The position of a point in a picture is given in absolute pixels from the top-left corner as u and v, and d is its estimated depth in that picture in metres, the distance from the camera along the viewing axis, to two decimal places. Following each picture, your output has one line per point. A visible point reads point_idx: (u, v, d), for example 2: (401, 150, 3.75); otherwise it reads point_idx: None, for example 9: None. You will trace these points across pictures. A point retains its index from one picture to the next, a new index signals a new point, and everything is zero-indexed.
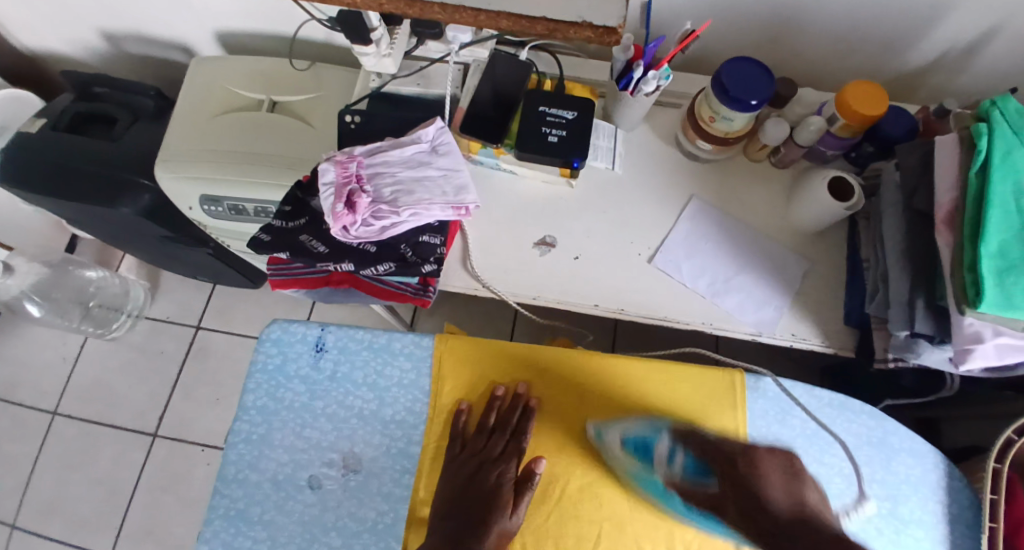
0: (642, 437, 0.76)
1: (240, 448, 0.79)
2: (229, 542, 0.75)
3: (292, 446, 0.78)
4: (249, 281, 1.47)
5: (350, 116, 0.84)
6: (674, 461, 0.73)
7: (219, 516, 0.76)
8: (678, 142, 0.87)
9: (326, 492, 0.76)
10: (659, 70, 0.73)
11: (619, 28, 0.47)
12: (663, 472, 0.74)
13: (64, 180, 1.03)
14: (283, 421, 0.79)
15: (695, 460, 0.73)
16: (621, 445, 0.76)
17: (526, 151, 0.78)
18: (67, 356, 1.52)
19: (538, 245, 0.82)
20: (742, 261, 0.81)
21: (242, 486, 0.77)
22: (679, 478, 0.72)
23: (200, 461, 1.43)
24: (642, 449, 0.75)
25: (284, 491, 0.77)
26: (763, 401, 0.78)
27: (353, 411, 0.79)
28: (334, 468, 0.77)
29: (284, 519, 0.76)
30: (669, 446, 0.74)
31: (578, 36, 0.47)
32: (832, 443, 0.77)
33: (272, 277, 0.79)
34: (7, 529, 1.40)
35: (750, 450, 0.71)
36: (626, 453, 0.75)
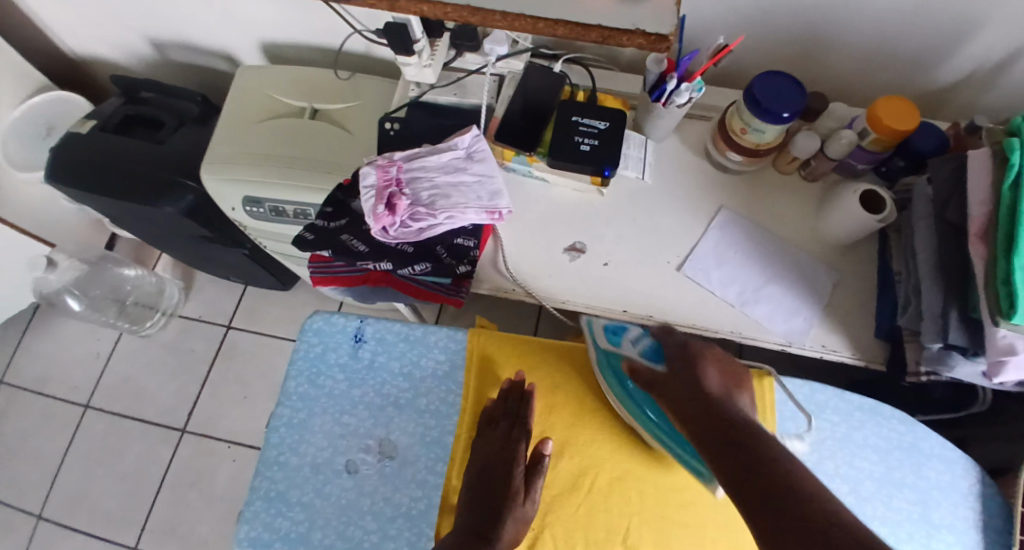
0: (620, 327, 0.82)
1: (282, 432, 0.81)
2: (270, 521, 0.78)
3: (331, 432, 0.81)
4: (279, 282, 1.51)
5: (389, 123, 0.87)
6: (637, 342, 0.80)
7: (260, 497, 0.79)
8: (707, 154, 0.89)
9: (362, 477, 0.79)
10: (692, 82, 0.74)
11: (670, 35, 0.49)
12: (625, 350, 0.80)
13: (111, 180, 1.08)
14: (322, 408, 0.82)
15: (656, 345, 0.78)
16: (601, 331, 0.82)
17: (559, 159, 0.80)
18: (101, 351, 1.57)
19: (568, 251, 0.84)
20: (773, 268, 0.82)
21: (283, 469, 0.80)
22: (636, 358, 0.78)
23: (225, 457, 1.46)
24: (618, 334, 0.81)
25: (323, 475, 0.79)
26: (792, 404, 0.78)
27: (389, 400, 0.82)
28: (370, 454, 0.80)
29: (323, 502, 0.78)
30: (639, 332, 0.80)
31: (631, 42, 0.50)
32: (862, 446, 0.77)
33: (313, 274, 0.84)
34: (34, 519, 1.44)
35: (704, 350, 0.75)
36: (604, 337, 0.82)
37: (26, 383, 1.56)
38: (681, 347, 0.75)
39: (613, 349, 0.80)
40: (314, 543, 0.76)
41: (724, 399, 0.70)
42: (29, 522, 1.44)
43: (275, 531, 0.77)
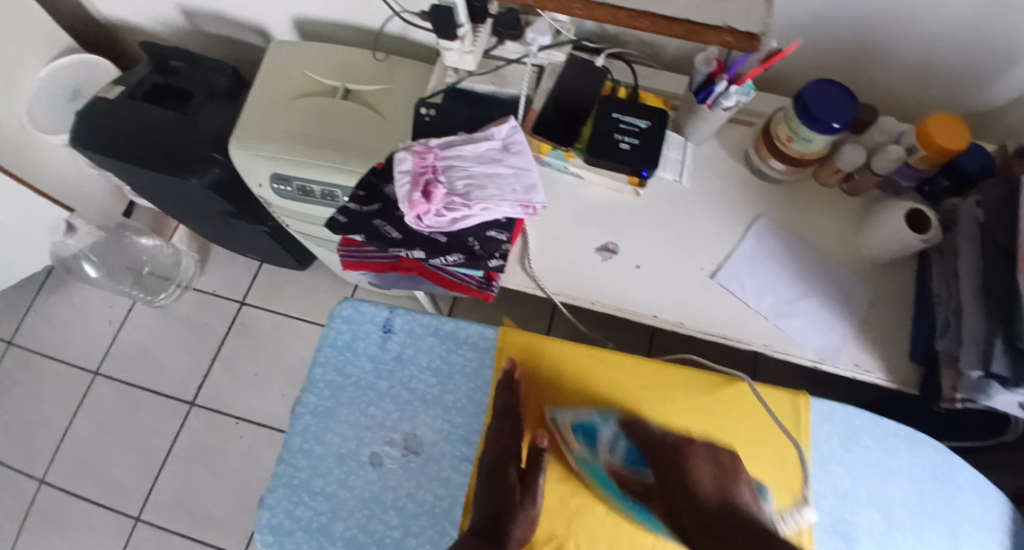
0: (591, 424, 0.79)
1: (307, 420, 0.84)
2: (292, 509, 0.80)
3: (356, 423, 0.83)
4: (296, 262, 1.50)
5: (425, 109, 0.86)
6: (615, 446, 0.78)
7: (283, 484, 0.81)
8: (747, 160, 0.87)
9: (386, 470, 0.81)
10: (741, 86, 0.72)
11: (761, 34, 0.62)
12: (603, 456, 0.78)
13: (138, 148, 1.07)
14: (349, 398, 0.84)
15: (635, 447, 0.77)
16: (571, 430, 0.79)
17: (597, 156, 0.78)
18: (114, 319, 1.57)
19: (600, 251, 0.82)
20: (809, 284, 0.81)
21: (307, 457, 0.82)
22: (618, 465, 0.77)
23: (234, 433, 1.47)
24: (591, 435, 0.78)
25: (347, 466, 0.81)
26: (829, 425, 0.80)
27: (416, 394, 0.84)
28: (395, 448, 0.82)
29: (345, 494, 0.80)
30: (613, 433, 0.78)
31: (716, 37, 0.63)
32: (897, 473, 0.78)
33: (343, 257, 0.83)
34: (37, 483, 1.45)
35: (685, 445, 0.74)
36: (578, 439, 0.79)
37: (37, 347, 1.56)
38: (662, 447, 0.74)
39: (590, 456, 0.78)
40: (335, 535, 0.78)
41: (723, 501, 0.69)
42: (33, 486, 1.44)
43: (296, 519, 0.79)
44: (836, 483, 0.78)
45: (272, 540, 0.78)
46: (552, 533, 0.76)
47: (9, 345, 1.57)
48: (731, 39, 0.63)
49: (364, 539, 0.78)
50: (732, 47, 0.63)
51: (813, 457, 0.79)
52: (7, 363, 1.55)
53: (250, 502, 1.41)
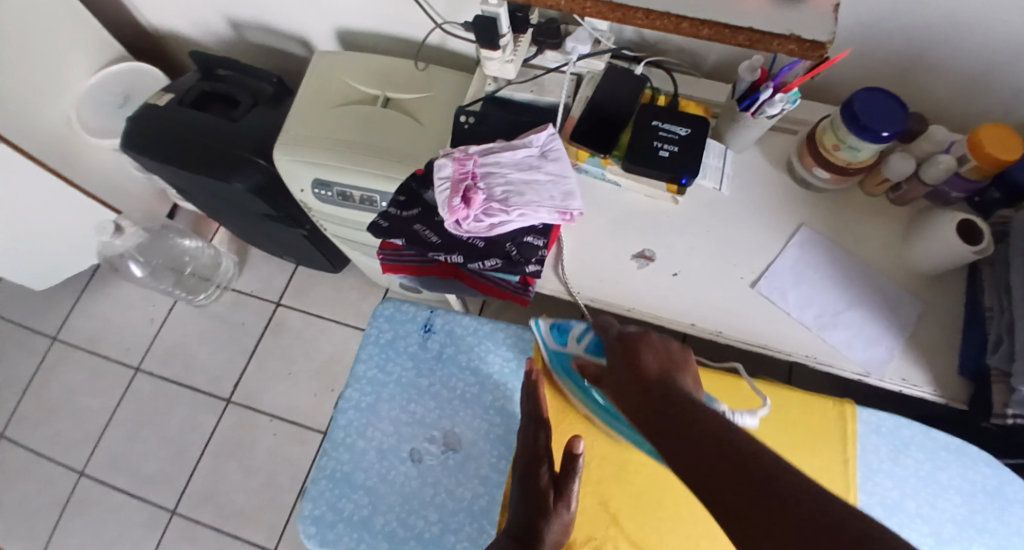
0: (565, 323, 0.84)
1: (350, 415, 0.87)
2: (334, 502, 0.83)
3: (397, 419, 0.87)
4: (329, 265, 1.53)
5: (464, 116, 0.86)
6: (581, 338, 0.82)
7: (326, 477, 0.84)
8: (790, 167, 0.86)
9: (426, 467, 0.84)
10: (787, 93, 0.71)
11: (829, 42, 0.53)
12: (572, 348, 0.82)
13: (185, 152, 1.11)
14: (390, 394, 0.88)
15: (597, 338, 0.81)
16: (548, 330, 0.84)
17: (636, 164, 0.78)
18: (155, 317, 1.63)
19: (636, 258, 0.82)
20: (852, 293, 0.80)
21: (349, 451, 0.85)
22: (582, 354, 0.81)
23: (266, 430, 1.50)
24: (564, 333, 0.83)
25: (388, 461, 0.85)
26: (877, 438, 0.80)
27: (456, 393, 0.87)
28: (435, 445, 0.85)
29: (386, 488, 0.84)
30: (582, 329, 0.83)
31: (783, 47, 0.55)
32: (948, 489, 0.78)
33: (384, 261, 0.85)
34: (77, 475, 1.50)
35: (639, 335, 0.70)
36: (553, 338, 0.84)
37: (80, 342, 1.62)
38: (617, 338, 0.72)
39: (562, 348, 0.83)
40: (375, 528, 0.82)
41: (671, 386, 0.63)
42: (71, 478, 1.50)
43: (338, 512, 0.83)
44: (882, 497, 0.78)
45: (314, 531, 0.82)
46: (590, 535, 0.79)
47: (53, 341, 1.63)
48: (795, 49, 0.55)
49: (404, 534, 0.81)
50: (795, 56, 0.56)
51: (861, 469, 0.79)
52: (50, 359, 1.61)
53: (279, 498, 1.44)
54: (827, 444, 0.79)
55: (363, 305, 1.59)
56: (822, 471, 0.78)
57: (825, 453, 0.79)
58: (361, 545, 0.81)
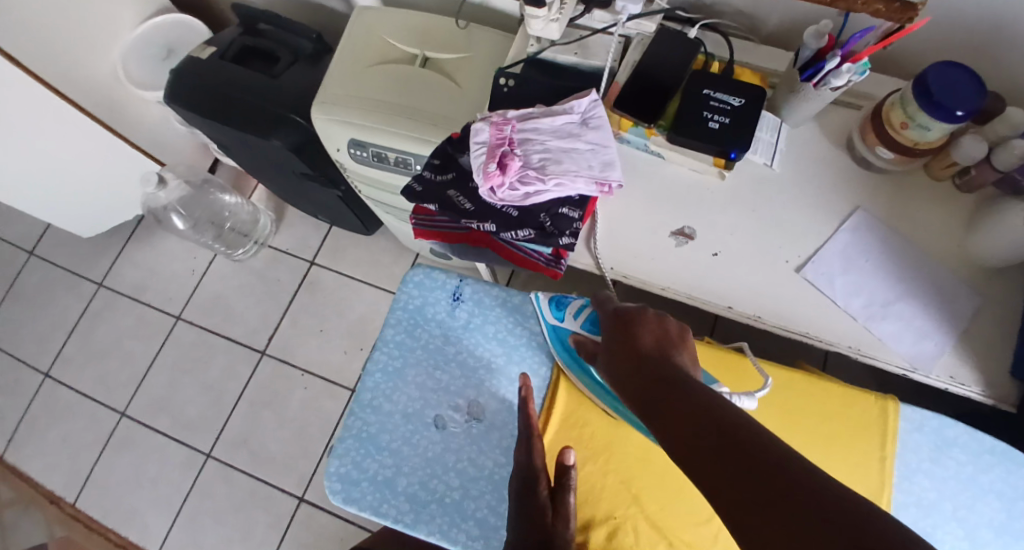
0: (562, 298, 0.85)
1: (377, 377, 0.88)
2: (358, 460, 0.85)
3: (423, 385, 0.87)
4: (363, 227, 1.54)
5: (503, 79, 0.82)
6: (578, 315, 0.82)
7: (352, 436, 0.86)
8: (849, 145, 0.80)
9: (450, 433, 0.85)
10: (855, 64, 0.66)
11: (918, 5, 0.63)
12: (569, 324, 0.83)
13: (224, 107, 1.11)
14: (417, 359, 0.88)
15: (593, 316, 0.80)
16: (547, 304, 0.85)
17: (683, 136, 0.74)
18: (196, 269, 1.67)
19: (675, 235, 0.79)
20: (905, 283, 0.75)
21: (376, 412, 0.86)
22: (577, 329, 0.81)
23: (298, 384, 1.53)
24: (561, 308, 0.84)
25: (412, 425, 0.86)
26: (919, 436, 0.76)
27: (482, 362, 0.87)
28: (459, 413, 0.86)
29: (410, 450, 0.85)
30: (579, 305, 0.82)
31: (871, 8, 0.65)
32: (989, 492, 0.74)
33: (416, 225, 0.84)
34: (120, 415, 1.57)
35: (635, 313, 0.66)
36: (547, 311, 0.85)
37: (125, 289, 1.68)
38: (612, 315, 0.69)
39: (557, 322, 0.84)
40: (398, 489, 0.83)
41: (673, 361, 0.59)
42: (116, 417, 1.57)
43: (363, 471, 0.84)
44: (921, 497, 0.75)
45: (338, 488, 0.84)
46: (610, 513, 0.79)
47: (100, 287, 1.70)
48: (884, 8, 0.65)
49: (425, 497, 0.83)
50: (881, 16, 0.65)
51: (900, 470, 0.76)
52: (97, 304, 1.68)
53: (310, 448, 1.48)
54: (864, 449, 0.76)
55: (395, 269, 1.60)
56: (854, 477, 0.75)
57: (860, 457, 0.76)
58: (383, 504, 0.83)
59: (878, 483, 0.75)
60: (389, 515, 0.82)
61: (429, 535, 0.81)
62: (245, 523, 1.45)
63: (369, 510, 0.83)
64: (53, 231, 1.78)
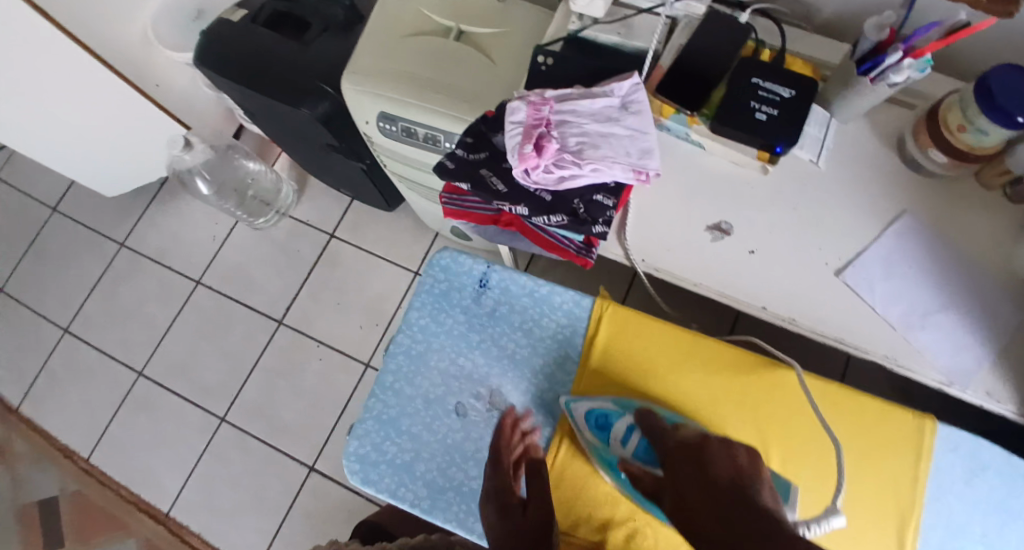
0: (605, 413, 0.77)
1: (399, 360, 0.87)
2: (377, 442, 0.85)
3: (446, 370, 0.86)
4: (384, 203, 1.52)
5: (542, 56, 0.79)
6: (627, 441, 0.73)
7: (373, 417, 0.86)
8: (899, 146, 0.77)
9: (470, 421, 0.84)
10: (917, 59, 0.63)
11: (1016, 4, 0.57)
12: (617, 451, 0.73)
13: (255, 73, 1.09)
14: (440, 344, 0.87)
15: (648, 442, 0.72)
16: (584, 418, 0.77)
17: (728, 125, 0.71)
18: (217, 235, 1.67)
19: (711, 230, 0.76)
20: (948, 294, 0.72)
21: (397, 395, 0.86)
22: (628, 459, 0.72)
23: (313, 355, 1.54)
24: (605, 428, 0.76)
25: (433, 410, 0.85)
26: (952, 454, 0.74)
27: (506, 352, 0.86)
28: (480, 401, 0.85)
29: (429, 436, 0.84)
30: (627, 426, 0.74)
31: None
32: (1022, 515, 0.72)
33: (445, 205, 0.82)
34: (137, 375, 1.60)
35: (703, 441, 0.67)
36: (592, 432, 0.76)
37: (147, 252, 1.69)
38: (676, 447, 0.68)
39: (597, 445, 0.76)
40: (416, 473, 0.83)
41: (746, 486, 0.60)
42: (133, 377, 1.60)
43: (381, 452, 0.84)
44: (950, 517, 0.73)
45: (357, 468, 0.84)
46: (630, 515, 0.76)
47: (122, 248, 1.71)
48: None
49: (443, 483, 0.82)
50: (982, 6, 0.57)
51: (931, 488, 0.74)
52: (119, 264, 1.70)
53: (323, 419, 1.49)
54: (895, 462, 0.74)
55: (415, 246, 1.59)
56: (883, 490, 0.74)
57: (890, 470, 0.74)
58: (400, 487, 0.82)
59: (908, 497, 0.73)
60: (406, 498, 0.82)
61: (446, 522, 0.81)
62: (257, 487, 1.47)
63: (386, 492, 0.83)
64: (77, 190, 1.79)
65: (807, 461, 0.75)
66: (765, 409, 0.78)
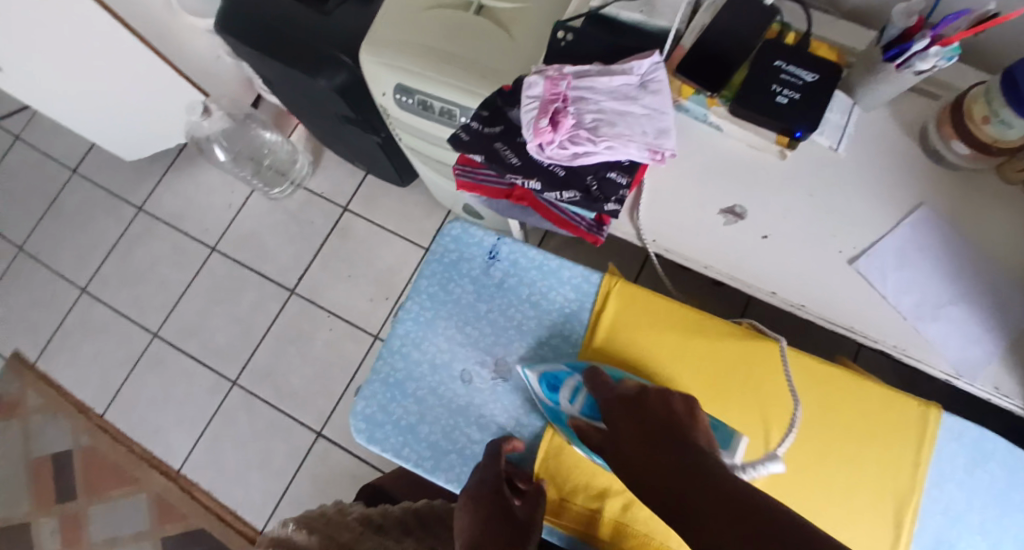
0: (555, 375, 0.79)
1: (408, 325, 0.88)
2: (384, 404, 0.86)
3: (452, 337, 0.87)
4: (397, 177, 1.53)
5: (562, 32, 0.77)
6: (574, 398, 0.77)
7: (380, 380, 0.87)
8: (922, 135, 0.75)
9: (475, 388, 0.85)
10: (945, 48, 0.61)
11: None
12: (566, 408, 0.77)
13: (274, 42, 1.09)
14: (448, 312, 0.88)
15: (593, 399, 0.76)
16: (537, 381, 0.80)
17: (746, 107, 0.70)
18: (233, 204, 1.68)
19: (724, 213, 0.75)
20: (962, 286, 0.72)
21: (404, 359, 0.87)
22: (576, 416, 0.76)
23: (323, 325, 1.56)
24: (554, 388, 0.79)
25: (439, 375, 0.86)
26: (955, 444, 0.74)
27: (513, 323, 0.87)
28: (486, 369, 0.86)
29: (434, 400, 0.85)
30: (575, 386, 0.77)
31: None
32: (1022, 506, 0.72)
33: (459, 177, 0.82)
34: (151, 336, 1.63)
35: (647, 399, 0.72)
36: (543, 393, 0.79)
37: (163, 216, 1.71)
38: (619, 400, 0.72)
39: (549, 403, 0.79)
40: (420, 435, 0.84)
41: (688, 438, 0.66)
42: (147, 338, 1.63)
43: (388, 414, 0.85)
44: (948, 505, 0.73)
45: (363, 427, 0.85)
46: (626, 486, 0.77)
47: (139, 212, 1.73)
48: None
49: (446, 446, 0.83)
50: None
51: (931, 476, 0.74)
52: (135, 228, 1.72)
53: (330, 388, 1.51)
54: (896, 450, 0.74)
55: (426, 223, 1.59)
56: (883, 477, 0.74)
57: (892, 457, 0.74)
58: (404, 448, 0.84)
59: (911, 485, 0.73)
60: (410, 459, 0.83)
61: (447, 482, 0.82)
62: (264, 450, 1.50)
63: (390, 452, 0.84)
64: (96, 152, 1.81)
65: (810, 448, 0.75)
66: (772, 392, 0.78)
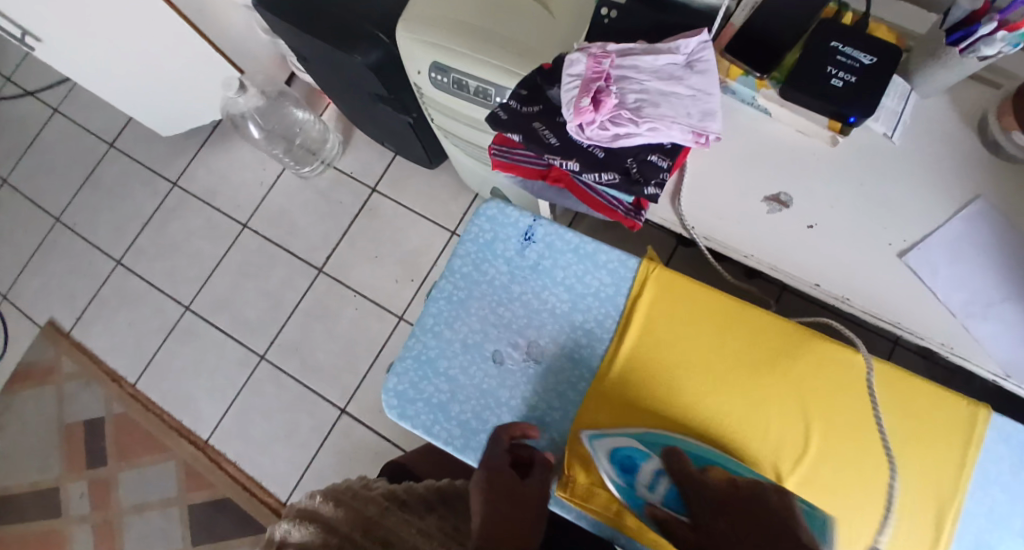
0: (631, 454, 0.73)
1: (441, 304, 0.88)
2: (416, 381, 0.86)
3: (485, 318, 0.87)
4: (426, 159, 1.52)
5: (606, 9, 0.76)
6: (654, 486, 0.71)
7: (412, 357, 0.87)
8: (981, 126, 0.72)
9: (507, 370, 0.85)
10: (1011, 33, 0.58)
11: None
12: (645, 494, 0.71)
13: (310, 18, 1.09)
14: (481, 293, 0.88)
15: (676, 489, 0.70)
16: (607, 458, 0.73)
17: (797, 90, 0.67)
18: (264, 181, 1.70)
19: (769, 201, 0.73)
20: (1017, 283, 0.68)
21: (437, 337, 0.87)
22: (657, 505, 0.70)
23: (350, 304, 1.57)
24: (628, 470, 0.72)
25: (471, 354, 0.86)
26: (1002, 446, 0.71)
27: (546, 306, 0.86)
28: (518, 351, 0.85)
29: (466, 379, 0.85)
30: (654, 471, 0.71)
31: None
32: None
33: (495, 156, 0.80)
34: (183, 309, 1.66)
35: (740, 492, 0.67)
36: (616, 470, 0.72)
37: (197, 191, 1.74)
38: (707, 490, 0.68)
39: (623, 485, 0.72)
40: (451, 414, 0.84)
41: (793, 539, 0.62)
42: (179, 311, 1.66)
43: (420, 391, 0.85)
44: (994, 509, 0.70)
45: (395, 403, 0.86)
46: None
47: (173, 187, 1.76)
48: None
49: (476, 426, 0.83)
50: None
51: (976, 476, 0.71)
52: (170, 202, 1.75)
53: (355, 366, 1.53)
54: (941, 450, 0.72)
55: (453, 205, 1.58)
56: (924, 478, 0.71)
57: (936, 459, 0.72)
58: (435, 425, 0.84)
59: (954, 486, 0.70)
60: (440, 437, 0.83)
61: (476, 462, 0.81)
62: (290, 424, 1.52)
63: (421, 429, 0.84)
64: (133, 126, 1.84)
65: (848, 448, 0.73)
66: (813, 390, 0.75)
